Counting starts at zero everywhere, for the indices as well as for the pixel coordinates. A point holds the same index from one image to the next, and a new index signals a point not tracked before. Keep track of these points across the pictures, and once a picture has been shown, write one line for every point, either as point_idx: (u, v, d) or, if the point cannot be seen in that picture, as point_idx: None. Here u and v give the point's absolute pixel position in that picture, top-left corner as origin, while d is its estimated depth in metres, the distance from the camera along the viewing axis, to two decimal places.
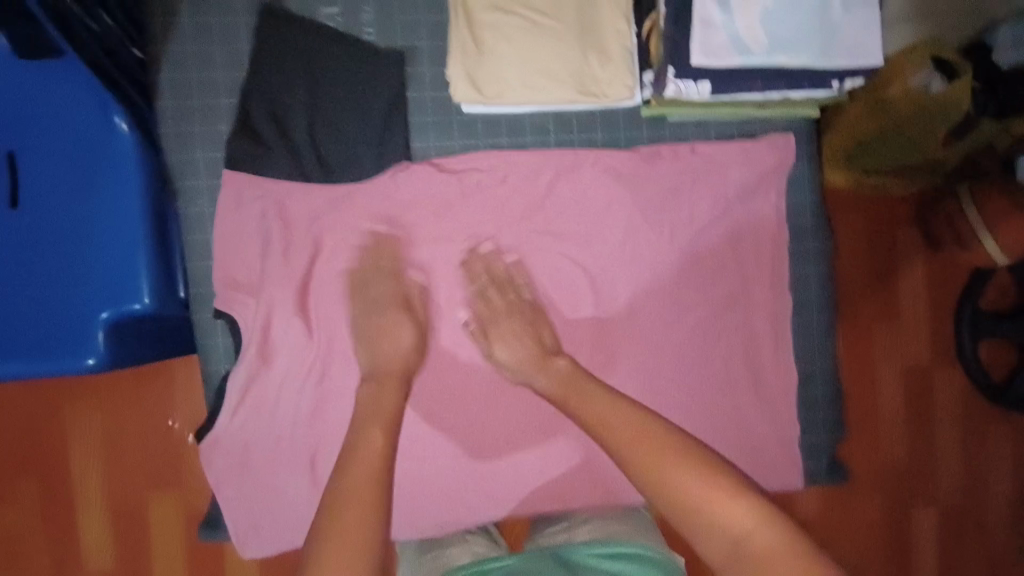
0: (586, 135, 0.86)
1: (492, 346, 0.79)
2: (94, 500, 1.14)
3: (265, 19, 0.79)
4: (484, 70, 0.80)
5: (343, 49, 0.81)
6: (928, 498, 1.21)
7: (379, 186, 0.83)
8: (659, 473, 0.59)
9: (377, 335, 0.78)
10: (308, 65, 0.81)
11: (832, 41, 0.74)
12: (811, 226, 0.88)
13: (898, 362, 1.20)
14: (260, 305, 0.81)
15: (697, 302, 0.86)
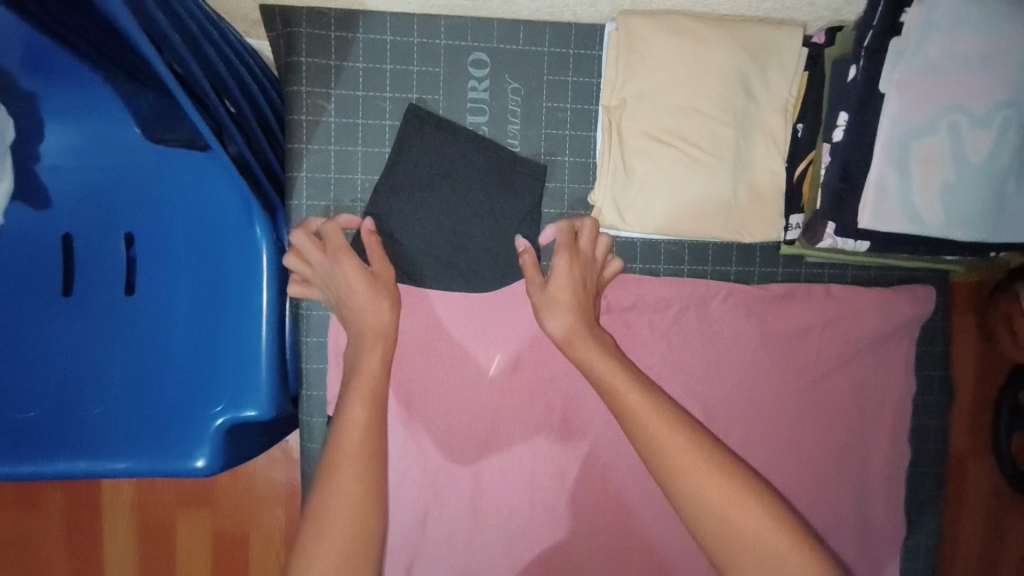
0: (722, 269, 0.83)
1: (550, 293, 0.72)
2: (121, 512, 1.13)
3: (409, 120, 0.76)
4: (631, 198, 0.77)
5: (484, 153, 0.77)
6: None
7: (507, 300, 0.81)
8: (711, 506, 0.58)
9: (342, 289, 0.69)
10: (444, 168, 0.77)
11: (1001, 220, 0.71)
12: (937, 372, 0.89)
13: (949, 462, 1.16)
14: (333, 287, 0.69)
15: (812, 443, 0.85)
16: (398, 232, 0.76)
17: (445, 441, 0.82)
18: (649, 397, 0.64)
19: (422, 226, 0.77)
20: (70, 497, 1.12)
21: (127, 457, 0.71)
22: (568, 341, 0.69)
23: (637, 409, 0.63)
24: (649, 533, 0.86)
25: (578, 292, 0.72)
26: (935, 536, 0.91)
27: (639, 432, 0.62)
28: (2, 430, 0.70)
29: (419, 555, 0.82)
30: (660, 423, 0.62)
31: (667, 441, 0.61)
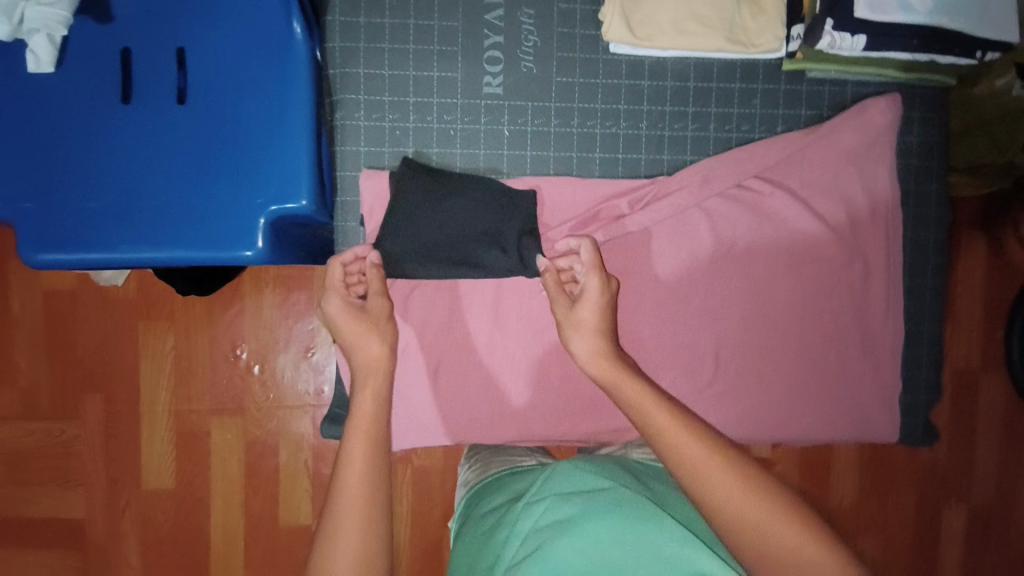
0: (725, 86, 0.88)
1: (570, 336, 0.76)
2: (159, 419, 1.17)
3: (408, 167, 0.83)
4: (640, 13, 0.83)
5: (476, 191, 0.83)
6: (960, 498, 1.30)
7: (523, 113, 0.87)
8: (707, 485, 0.61)
9: (351, 343, 0.77)
10: (444, 211, 0.82)
11: (985, 11, 0.78)
12: (934, 188, 0.93)
13: (952, 365, 1.29)
14: (345, 342, 0.77)
15: (813, 256, 0.89)
16: (434, 259, 0.82)
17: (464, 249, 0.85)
18: (643, 387, 0.70)
19: (456, 261, 0.83)
20: (109, 408, 1.16)
21: (181, 246, 0.79)
22: (588, 358, 0.75)
23: (630, 384, 0.71)
24: (658, 349, 0.88)
25: (602, 317, 0.77)
26: (936, 348, 0.95)
27: (637, 407, 0.69)
28: (76, 216, 0.80)
29: (444, 358, 0.89)
30: (651, 402, 0.68)
31: (664, 421, 0.66)
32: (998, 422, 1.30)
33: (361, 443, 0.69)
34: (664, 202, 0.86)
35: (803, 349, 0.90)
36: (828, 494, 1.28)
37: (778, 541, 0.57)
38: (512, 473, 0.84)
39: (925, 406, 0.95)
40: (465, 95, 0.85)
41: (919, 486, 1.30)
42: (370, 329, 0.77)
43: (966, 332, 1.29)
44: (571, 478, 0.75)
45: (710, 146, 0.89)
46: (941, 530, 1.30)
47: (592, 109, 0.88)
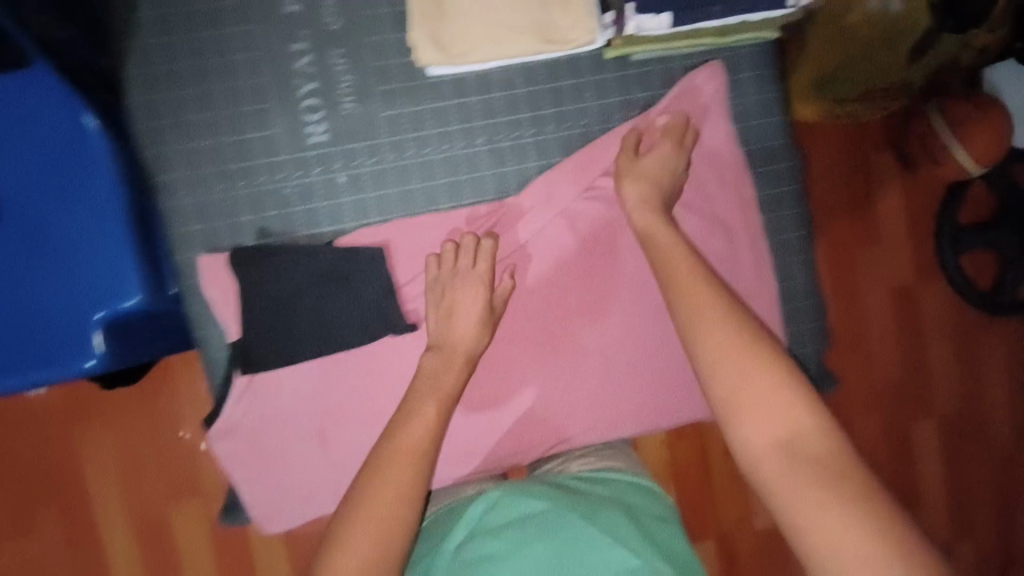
0: (554, 85, 0.85)
1: (451, 320, 0.81)
2: (118, 520, 1.10)
3: (244, 259, 0.79)
4: (448, 30, 0.79)
5: (322, 259, 0.81)
6: (924, 403, 1.45)
7: (354, 154, 0.82)
8: (723, 362, 0.65)
9: (459, 299, 0.81)
10: (294, 288, 0.81)
11: None
12: (779, 144, 0.91)
13: (885, 281, 1.42)
14: (440, 307, 0.82)
15: (675, 235, 0.89)
16: (295, 341, 0.82)
17: (320, 305, 0.82)
18: (697, 269, 0.73)
19: (322, 337, 0.83)
20: (65, 521, 1.08)
21: (19, 373, 0.75)
22: (648, 234, 0.79)
23: (671, 251, 0.76)
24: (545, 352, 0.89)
25: (661, 172, 0.82)
26: (812, 297, 0.95)
27: (665, 274, 0.74)
28: None
29: (327, 420, 0.85)
30: (690, 281, 0.72)
31: (697, 291, 0.71)
32: (941, 322, 1.45)
33: (433, 404, 0.76)
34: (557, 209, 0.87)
35: (681, 327, 0.90)
36: None
37: (769, 427, 0.61)
38: (450, 510, 0.82)
39: (813, 355, 0.96)
40: (290, 150, 0.81)
41: (883, 402, 1.44)
42: (479, 285, 0.82)
43: (899, 247, 1.42)
44: (515, 503, 0.75)
45: (554, 149, 0.87)
46: (911, 434, 1.46)
47: (426, 137, 0.83)
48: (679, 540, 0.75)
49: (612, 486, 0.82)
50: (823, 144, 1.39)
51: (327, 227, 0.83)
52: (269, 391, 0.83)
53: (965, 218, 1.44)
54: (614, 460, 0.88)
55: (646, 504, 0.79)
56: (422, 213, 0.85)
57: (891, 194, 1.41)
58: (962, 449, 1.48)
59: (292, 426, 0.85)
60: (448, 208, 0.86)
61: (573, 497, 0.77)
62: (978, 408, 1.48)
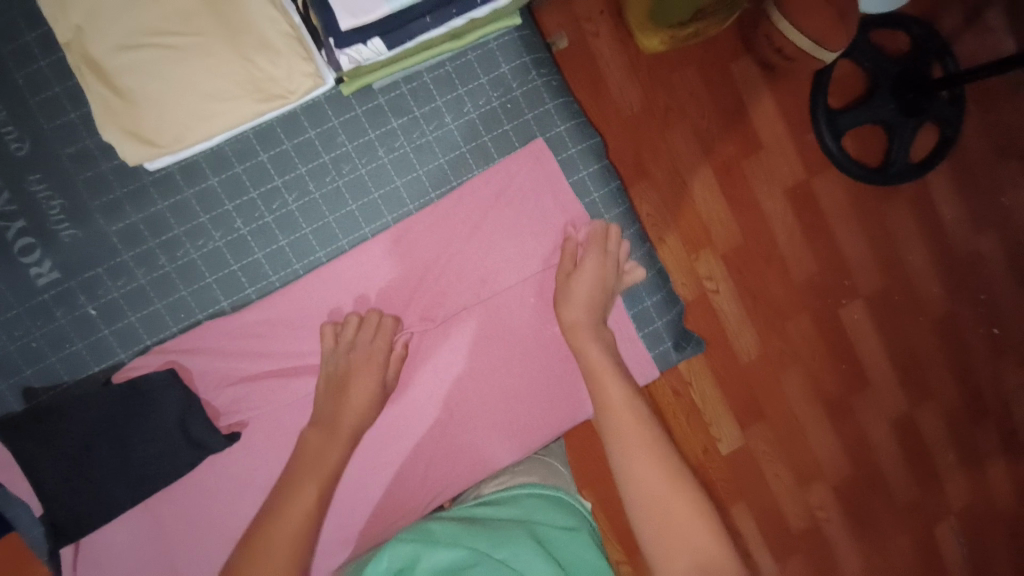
0: (299, 139, 0.77)
1: (344, 393, 0.76)
2: None
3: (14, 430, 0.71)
4: (145, 120, 0.70)
5: (100, 406, 0.72)
6: (852, 294, 1.42)
7: (97, 281, 0.74)
8: (644, 481, 0.65)
9: (347, 382, 0.76)
10: (79, 444, 0.72)
11: None
12: (563, 128, 0.84)
13: (780, 184, 1.36)
14: (330, 386, 0.77)
15: (493, 254, 0.83)
16: (104, 496, 0.73)
17: (120, 452, 0.73)
18: (629, 394, 0.73)
19: (136, 475, 0.74)
20: None
21: None
22: (574, 330, 0.80)
23: (599, 361, 0.77)
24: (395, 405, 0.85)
25: (597, 283, 0.81)
26: (653, 270, 0.89)
27: (597, 388, 0.75)
28: None
29: (180, 560, 0.77)
30: (582, 320, 0.80)
31: (619, 404, 0.72)
32: (845, 211, 1.40)
33: (315, 484, 0.70)
34: (369, 258, 0.80)
35: (524, 340, 0.86)
36: (732, 359, 1.36)
37: (690, 547, 0.60)
38: (353, 566, 0.75)
39: (666, 328, 0.90)
40: (22, 301, 0.72)
41: (808, 309, 1.39)
42: (374, 367, 0.77)
43: (783, 156, 1.35)
44: (426, 554, 0.68)
45: (324, 206, 0.78)
46: (848, 329, 1.42)
47: (174, 238, 0.75)
48: (588, 549, 0.74)
49: (516, 503, 0.78)
50: (687, 68, 1.31)
51: (97, 366, 0.74)
52: (100, 549, 0.76)
53: (839, 99, 1.37)
54: (531, 475, 0.83)
55: (551, 516, 0.76)
56: (201, 318, 0.77)
57: (763, 106, 1.34)
58: (903, 329, 1.45)
59: (140, 573, 0.77)
60: (232, 309, 0.77)
61: (479, 531, 0.72)
62: (911, 286, 1.44)
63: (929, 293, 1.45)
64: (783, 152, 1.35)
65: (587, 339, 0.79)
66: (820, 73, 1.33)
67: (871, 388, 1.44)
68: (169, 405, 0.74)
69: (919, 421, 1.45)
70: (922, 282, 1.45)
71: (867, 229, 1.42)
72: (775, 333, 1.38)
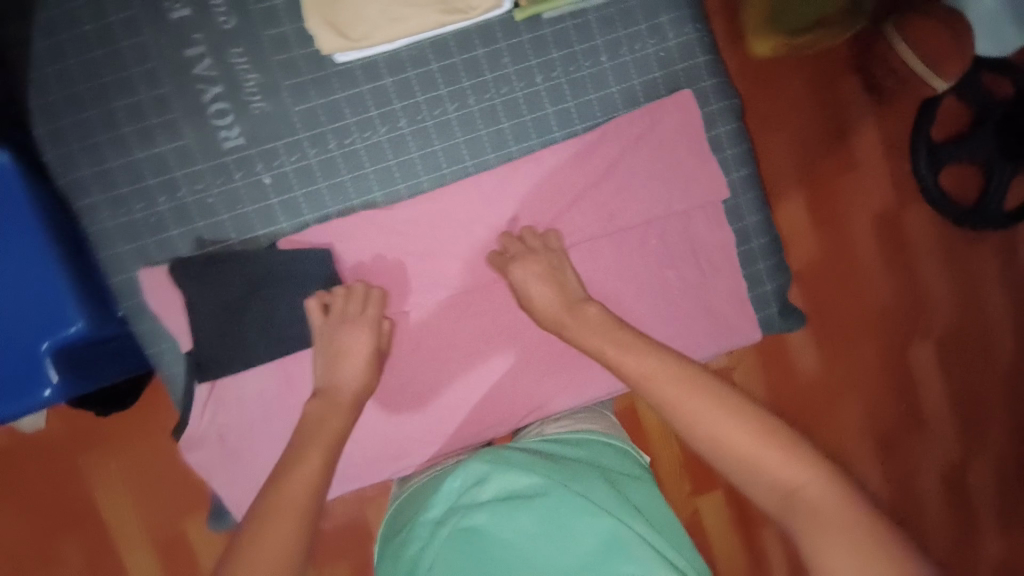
0: (468, 55, 0.84)
1: (526, 290, 0.81)
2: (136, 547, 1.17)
3: (182, 270, 0.79)
4: (344, 13, 0.78)
5: (260, 264, 0.80)
6: (925, 328, 1.39)
7: (274, 153, 0.82)
8: (708, 431, 0.64)
9: (335, 353, 0.78)
10: (235, 295, 0.80)
11: None
12: (708, 83, 0.88)
13: (867, 209, 1.35)
14: (326, 354, 0.78)
15: (623, 193, 0.88)
16: (247, 348, 0.81)
17: (268, 308, 0.81)
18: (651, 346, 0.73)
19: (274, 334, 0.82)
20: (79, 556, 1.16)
21: None
22: (536, 310, 0.81)
23: (581, 324, 0.77)
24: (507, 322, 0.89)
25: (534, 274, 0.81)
26: (771, 236, 0.92)
27: (601, 352, 0.75)
28: None
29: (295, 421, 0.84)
30: (549, 297, 0.80)
31: (644, 365, 0.71)
32: (933, 246, 1.38)
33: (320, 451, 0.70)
34: (509, 176, 0.86)
35: (638, 283, 0.89)
36: (790, 367, 1.36)
37: (793, 476, 0.60)
38: (431, 480, 0.83)
39: (774, 293, 0.93)
40: (207, 158, 0.80)
41: (879, 333, 1.37)
42: (541, 276, 0.81)
43: (876, 178, 1.35)
44: (496, 472, 0.74)
45: (479, 121, 0.85)
46: (915, 362, 1.39)
47: (345, 126, 0.83)
48: (652, 499, 0.78)
49: (585, 447, 0.83)
50: (792, 78, 1.32)
51: (260, 231, 0.83)
52: (232, 394, 0.83)
53: (941, 131, 1.35)
54: (595, 423, 0.89)
55: (615, 463, 0.82)
56: (355, 205, 0.85)
57: (864, 126, 1.33)
58: (975, 371, 1.41)
59: (255, 429, 0.84)
60: (383, 202, 0.85)
61: (555, 466, 0.76)
62: (992, 329, 1.41)
63: (1004, 335, 1.41)
64: (875, 177, 1.34)
65: (587, 330, 0.77)
66: (925, 103, 1.30)
67: (924, 430, 1.41)
68: (318, 278, 0.82)
69: (971, 471, 1.42)
70: (1003, 328, 1.41)
71: (958, 263, 1.39)
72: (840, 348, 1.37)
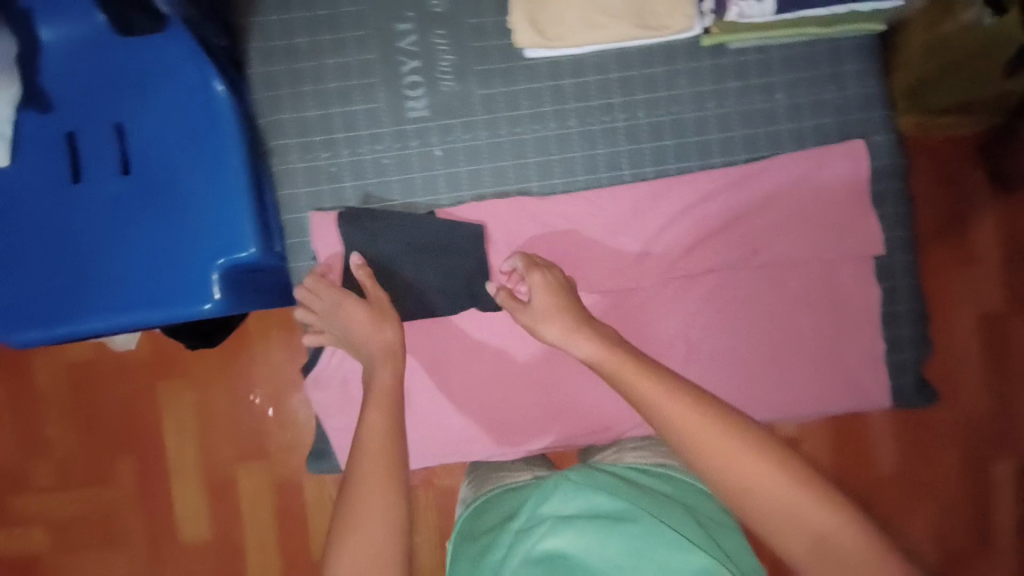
0: (648, 71, 0.87)
1: (533, 316, 0.80)
2: (190, 474, 1.31)
3: (350, 222, 0.86)
4: (547, 13, 0.83)
5: (421, 230, 0.86)
6: (1009, 450, 1.23)
7: (449, 128, 0.88)
8: (752, 485, 0.62)
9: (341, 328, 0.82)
10: (391, 253, 0.87)
11: None
12: (881, 138, 0.88)
13: (975, 308, 1.23)
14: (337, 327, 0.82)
15: (775, 233, 0.88)
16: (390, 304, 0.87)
17: (415, 272, 0.87)
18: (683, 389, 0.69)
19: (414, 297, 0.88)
20: (142, 467, 1.30)
21: (142, 305, 0.85)
22: (558, 342, 0.78)
23: (615, 360, 0.73)
24: (637, 333, 0.90)
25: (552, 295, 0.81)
26: (916, 303, 0.92)
27: (634, 391, 0.71)
28: (43, 294, 0.86)
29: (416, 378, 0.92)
30: (588, 330, 0.77)
31: (677, 411, 0.67)
32: None
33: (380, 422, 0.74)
34: (663, 194, 0.88)
35: (770, 322, 0.90)
36: (865, 460, 1.24)
37: (845, 539, 0.58)
38: (507, 492, 0.83)
39: (912, 364, 0.92)
40: (391, 123, 0.87)
41: (959, 445, 1.24)
42: (557, 301, 0.80)
43: (989, 278, 1.22)
44: (576, 495, 0.71)
45: (644, 134, 0.88)
46: (991, 485, 1.24)
47: (519, 116, 0.88)
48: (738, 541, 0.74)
49: (668, 481, 0.81)
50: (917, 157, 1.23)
51: (421, 198, 0.89)
52: None
53: None
54: (675, 458, 0.86)
55: (701, 504, 0.78)
56: (511, 190, 0.89)
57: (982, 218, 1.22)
58: None
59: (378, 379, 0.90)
60: (538, 194, 0.89)
61: (639, 496, 0.74)
62: None
63: None
64: (989, 279, 1.22)
65: (593, 352, 0.75)
66: None
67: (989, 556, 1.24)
68: (464, 254, 0.88)
69: None
70: None
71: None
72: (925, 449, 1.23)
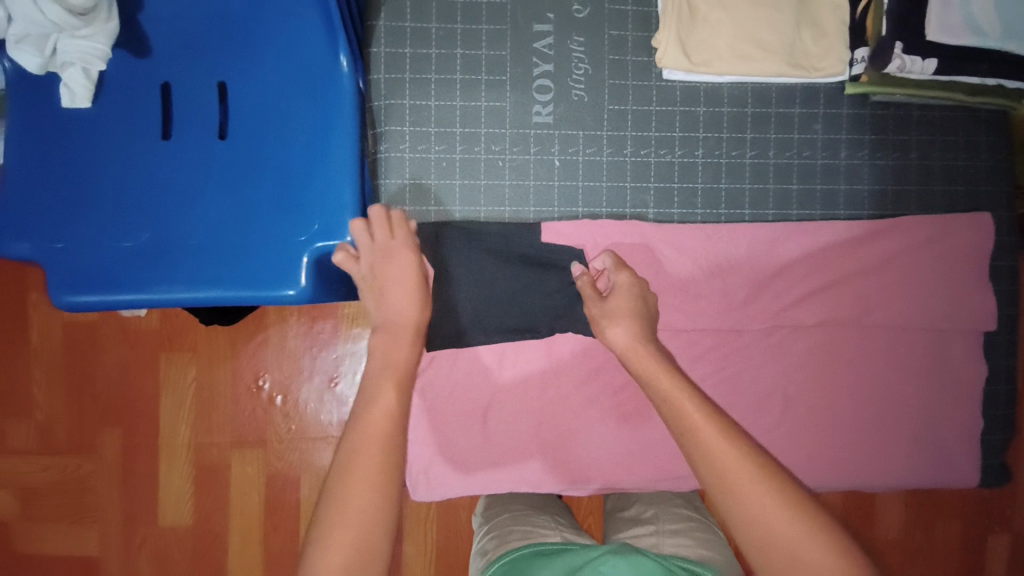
0: (784, 112, 0.85)
1: (605, 326, 0.76)
2: (179, 456, 1.19)
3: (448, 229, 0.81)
4: (697, 37, 0.80)
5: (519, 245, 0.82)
6: (1004, 524, 1.19)
7: (575, 140, 0.84)
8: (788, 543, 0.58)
9: (385, 276, 0.73)
10: (486, 269, 0.82)
11: None
12: (1004, 214, 0.88)
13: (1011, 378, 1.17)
14: (377, 273, 0.74)
15: (889, 295, 0.85)
16: (478, 320, 0.83)
17: (509, 292, 0.83)
18: (734, 431, 0.65)
19: (501, 317, 0.83)
20: (128, 441, 1.19)
21: (220, 283, 0.76)
22: (623, 349, 0.73)
23: (671, 393, 0.68)
24: (740, 379, 0.85)
25: (630, 303, 0.76)
26: (1013, 383, 0.90)
27: (683, 421, 0.66)
28: (107, 254, 0.77)
29: (493, 402, 0.85)
30: (652, 363, 0.71)
31: (726, 451, 0.63)
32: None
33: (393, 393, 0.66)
34: (782, 238, 0.84)
35: (870, 383, 0.85)
36: (870, 526, 1.18)
37: None
38: (536, 556, 0.72)
39: (1001, 446, 0.90)
40: (515, 125, 0.83)
41: (957, 516, 1.19)
42: (628, 315, 0.75)
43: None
44: None
45: (771, 175, 0.85)
46: (984, 560, 1.19)
47: (646, 138, 0.84)
48: None
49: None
50: None
51: (533, 208, 0.84)
52: (447, 363, 0.84)
53: None
54: (716, 553, 0.79)
55: None
56: (627, 213, 0.85)
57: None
58: None
59: (448, 403, 0.85)
60: (654, 221, 0.85)
61: None
62: None
63: None
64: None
65: (655, 369, 0.70)
66: None
67: None
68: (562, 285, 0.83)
69: None
70: None
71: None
72: (926, 517, 1.18)
